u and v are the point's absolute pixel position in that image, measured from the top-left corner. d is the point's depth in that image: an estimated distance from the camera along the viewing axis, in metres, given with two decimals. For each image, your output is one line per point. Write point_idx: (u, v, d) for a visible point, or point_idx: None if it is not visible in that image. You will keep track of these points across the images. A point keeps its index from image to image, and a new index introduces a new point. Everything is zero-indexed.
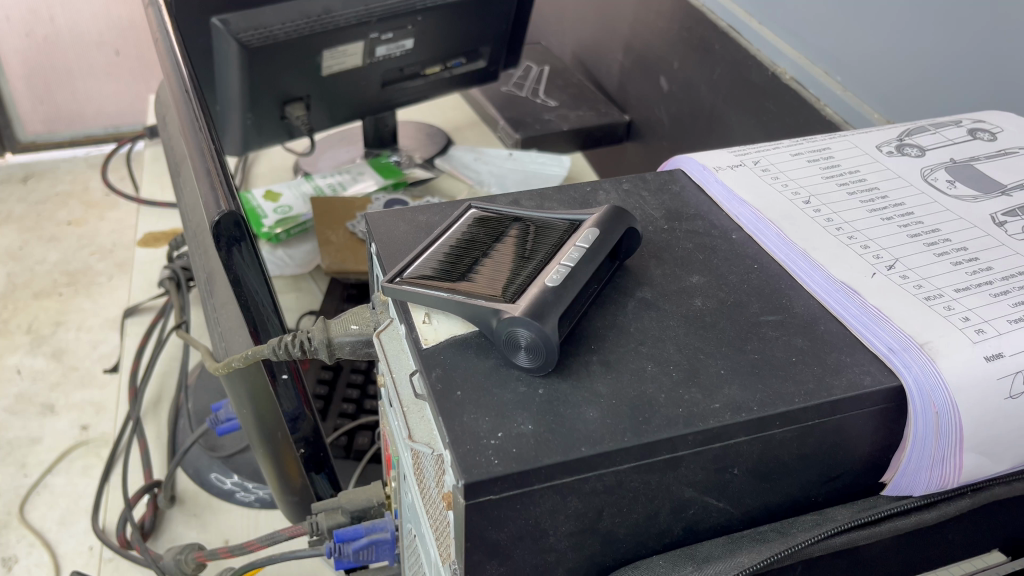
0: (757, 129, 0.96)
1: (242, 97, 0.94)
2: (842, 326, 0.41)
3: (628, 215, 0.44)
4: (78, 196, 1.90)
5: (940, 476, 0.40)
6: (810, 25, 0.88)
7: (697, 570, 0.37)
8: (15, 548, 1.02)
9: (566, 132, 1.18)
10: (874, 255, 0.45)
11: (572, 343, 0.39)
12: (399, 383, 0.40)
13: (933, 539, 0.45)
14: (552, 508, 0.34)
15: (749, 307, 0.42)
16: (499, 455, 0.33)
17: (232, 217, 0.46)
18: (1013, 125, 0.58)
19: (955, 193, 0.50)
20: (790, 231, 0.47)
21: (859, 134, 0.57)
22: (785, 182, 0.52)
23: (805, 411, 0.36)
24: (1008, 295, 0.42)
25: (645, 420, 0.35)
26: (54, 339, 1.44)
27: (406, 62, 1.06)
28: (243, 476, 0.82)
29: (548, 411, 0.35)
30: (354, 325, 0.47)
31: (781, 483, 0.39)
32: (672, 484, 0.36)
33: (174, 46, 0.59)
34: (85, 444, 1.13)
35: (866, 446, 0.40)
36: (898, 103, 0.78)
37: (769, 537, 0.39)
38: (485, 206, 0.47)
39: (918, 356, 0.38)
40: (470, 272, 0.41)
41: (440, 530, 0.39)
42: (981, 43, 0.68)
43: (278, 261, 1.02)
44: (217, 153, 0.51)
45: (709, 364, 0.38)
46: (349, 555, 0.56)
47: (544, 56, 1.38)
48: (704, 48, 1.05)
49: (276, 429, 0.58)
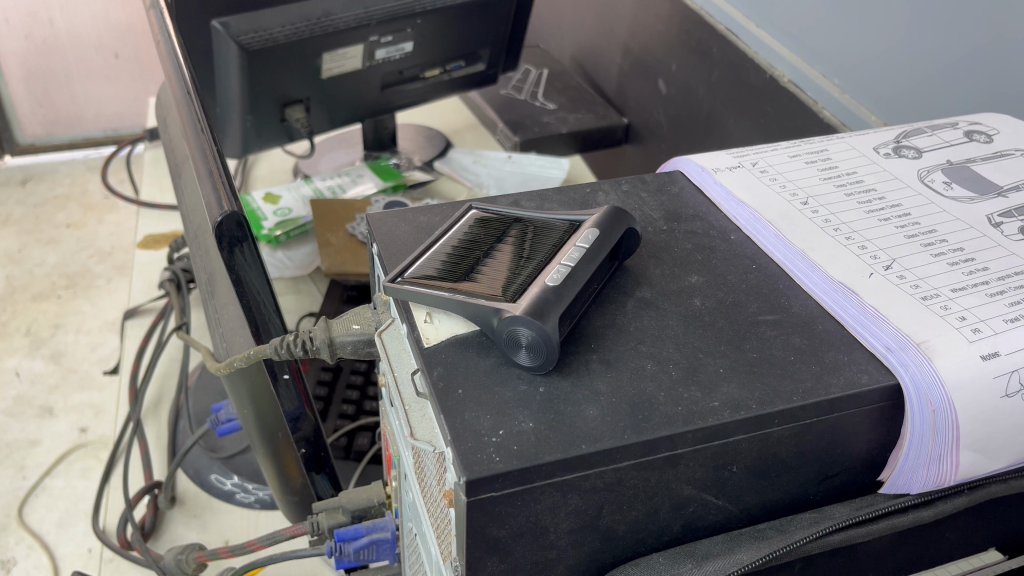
0: (755, 131, 0.97)
1: (242, 100, 0.95)
2: (840, 325, 0.41)
3: (627, 215, 0.44)
4: (77, 199, 1.90)
5: (937, 474, 0.40)
6: (807, 28, 0.88)
7: (697, 567, 0.37)
8: (14, 550, 1.02)
9: (565, 134, 1.19)
10: (871, 255, 0.45)
11: (572, 342, 0.39)
12: (401, 381, 0.40)
13: (931, 537, 0.45)
14: (553, 506, 0.35)
15: (747, 306, 0.42)
16: (500, 452, 0.33)
17: (234, 217, 0.46)
18: (1009, 127, 0.58)
19: (951, 195, 0.51)
20: (788, 232, 0.47)
21: (856, 136, 0.58)
22: (783, 183, 0.52)
23: (804, 409, 0.36)
24: (1005, 295, 0.43)
25: (645, 418, 0.35)
26: (53, 341, 1.44)
27: (405, 65, 1.06)
28: (244, 477, 0.82)
29: (548, 409, 0.35)
30: (355, 324, 0.47)
31: (780, 481, 0.40)
32: (671, 481, 0.37)
33: (176, 48, 0.60)
34: (84, 447, 1.14)
35: (863, 444, 0.40)
36: (894, 104, 0.79)
37: (767, 534, 0.39)
38: (486, 207, 0.47)
39: (915, 355, 0.38)
40: (472, 271, 0.41)
41: (441, 528, 0.39)
42: (976, 45, 0.69)
43: (278, 263, 1.02)
44: (218, 154, 0.51)
45: (708, 363, 0.38)
46: (350, 554, 0.56)
47: (543, 59, 1.38)
48: (702, 51, 1.05)
49: (277, 429, 0.58)
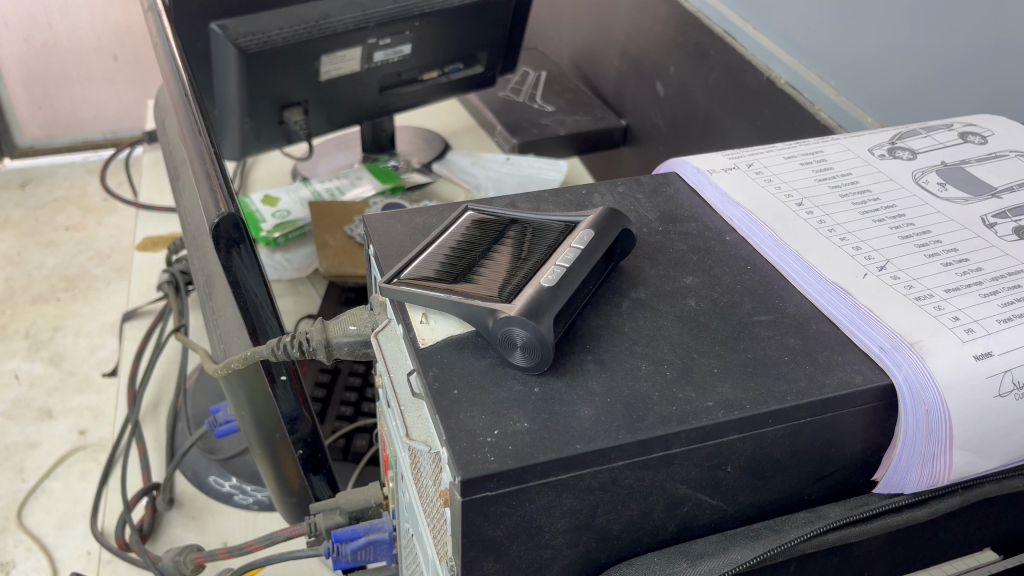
0: (752, 133, 0.97)
1: (241, 103, 0.95)
2: (834, 326, 0.42)
3: (623, 217, 0.44)
4: (77, 201, 1.91)
5: (931, 474, 0.40)
6: (804, 30, 0.89)
7: (691, 566, 0.37)
8: (13, 552, 1.02)
9: (563, 136, 1.19)
10: (866, 256, 0.46)
11: (568, 342, 0.39)
12: (396, 382, 0.40)
13: (925, 537, 0.46)
14: (548, 505, 0.35)
15: (742, 307, 0.43)
16: (495, 452, 0.33)
17: (232, 219, 0.47)
18: (1004, 128, 0.58)
19: (945, 196, 0.51)
20: (783, 233, 0.47)
21: (852, 138, 0.58)
22: (778, 184, 0.52)
23: (798, 409, 0.37)
24: (998, 296, 0.43)
25: (639, 418, 0.35)
26: (52, 344, 1.44)
27: (404, 67, 1.06)
28: (242, 479, 0.82)
29: (543, 410, 0.35)
30: (351, 325, 0.47)
31: (773, 481, 0.40)
32: (665, 480, 0.37)
33: (174, 50, 0.60)
34: (83, 449, 1.14)
35: (857, 444, 0.40)
36: (891, 106, 0.79)
37: (762, 534, 0.40)
38: (482, 208, 0.48)
39: (909, 356, 0.38)
40: (468, 273, 0.41)
41: (437, 528, 0.39)
42: (972, 46, 0.69)
43: (277, 265, 1.02)
44: (217, 157, 0.51)
45: (703, 363, 0.39)
46: (347, 555, 0.56)
47: (541, 61, 1.39)
48: (699, 53, 1.06)
49: (275, 430, 0.58)
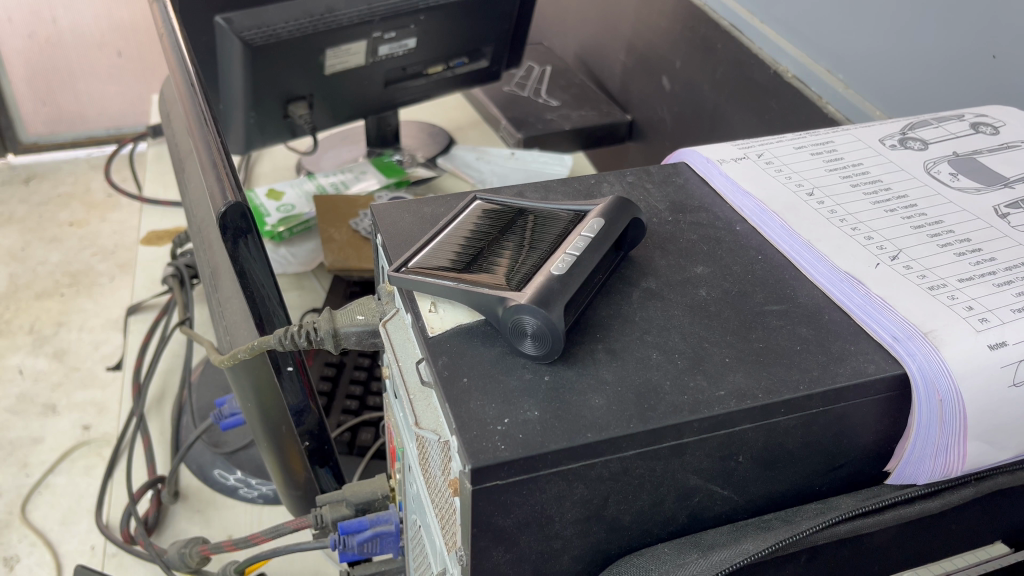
0: (759, 127, 0.97)
1: (246, 96, 0.95)
2: (846, 315, 0.41)
3: (633, 206, 0.44)
4: (80, 198, 1.91)
5: (945, 464, 0.40)
6: (810, 22, 0.88)
7: (702, 557, 0.37)
8: (16, 547, 1.02)
9: (568, 131, 1.19)
10: (877, 245, 0.45)
11: (577, 332, 0.39)
12: (406, 371, 0.40)
13: (935, 531, 0.45)
14: (558, 494, 0.35)
15: (754, 296, 0.42)
16: (506, 441, 0.33)
17: (239, 209, 0.46)
18: (1016, 118, 0.58)
19: (958, 186, 0.50)
20: (795, 223, 0.47)
21: (862, 128, 0.57)
22: (788, 174, 0.52)
23: (810, 398, 0.36)
24: (1012, 285, 0.42)
25: (652, 406, 0.35)
26: (56, 339, 1.45)
27: (409, 61, 1.06)
28: (246, 472, 0.82)
29: (553, 398, 0.35)
30: (360, 315, 0.47)
31: (785, 471, 0.39)
32: (677, 470, 0.36)
33: (179, 40, 0.59)
34: (87, 444, 1.13)
35: (870, 435, 0.40)
36: (901, 100, 0.78)
37: (773, 524, 0.39)
38: (491, 198, 0.47)
39: (922, 345, 0.38)
40: (479, 263, 0.41)
41: (447, 518, 0.39)
42: (983, 40, 0.68)
43: (280, 260, 1.02)
44: (223, 146, 0.51)
45: (714, 352, 0.38)
46: (353, 547, 0.56)
47: (545, 57, 1.38)
48: (705, 48, 1.05)
49: (281, 422, 0.58)
